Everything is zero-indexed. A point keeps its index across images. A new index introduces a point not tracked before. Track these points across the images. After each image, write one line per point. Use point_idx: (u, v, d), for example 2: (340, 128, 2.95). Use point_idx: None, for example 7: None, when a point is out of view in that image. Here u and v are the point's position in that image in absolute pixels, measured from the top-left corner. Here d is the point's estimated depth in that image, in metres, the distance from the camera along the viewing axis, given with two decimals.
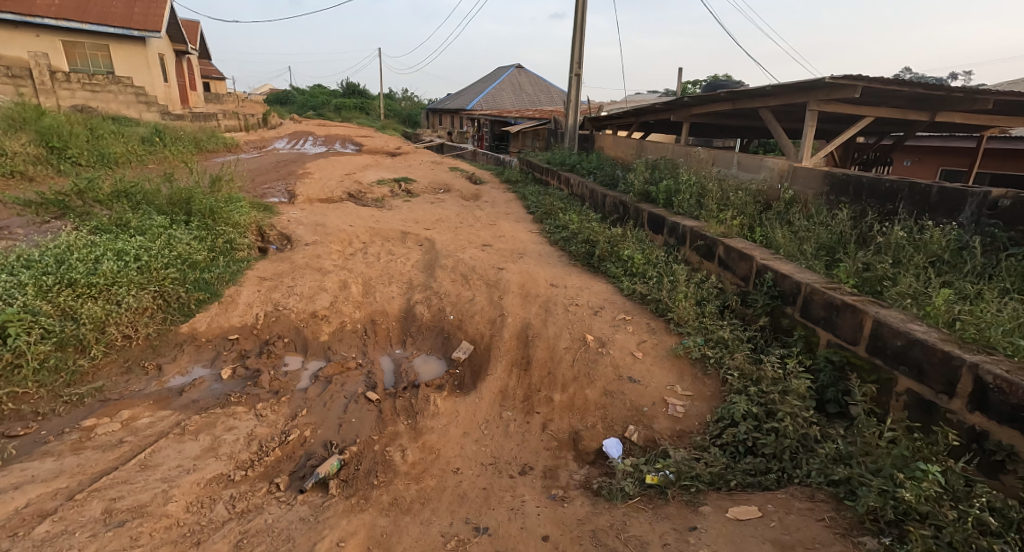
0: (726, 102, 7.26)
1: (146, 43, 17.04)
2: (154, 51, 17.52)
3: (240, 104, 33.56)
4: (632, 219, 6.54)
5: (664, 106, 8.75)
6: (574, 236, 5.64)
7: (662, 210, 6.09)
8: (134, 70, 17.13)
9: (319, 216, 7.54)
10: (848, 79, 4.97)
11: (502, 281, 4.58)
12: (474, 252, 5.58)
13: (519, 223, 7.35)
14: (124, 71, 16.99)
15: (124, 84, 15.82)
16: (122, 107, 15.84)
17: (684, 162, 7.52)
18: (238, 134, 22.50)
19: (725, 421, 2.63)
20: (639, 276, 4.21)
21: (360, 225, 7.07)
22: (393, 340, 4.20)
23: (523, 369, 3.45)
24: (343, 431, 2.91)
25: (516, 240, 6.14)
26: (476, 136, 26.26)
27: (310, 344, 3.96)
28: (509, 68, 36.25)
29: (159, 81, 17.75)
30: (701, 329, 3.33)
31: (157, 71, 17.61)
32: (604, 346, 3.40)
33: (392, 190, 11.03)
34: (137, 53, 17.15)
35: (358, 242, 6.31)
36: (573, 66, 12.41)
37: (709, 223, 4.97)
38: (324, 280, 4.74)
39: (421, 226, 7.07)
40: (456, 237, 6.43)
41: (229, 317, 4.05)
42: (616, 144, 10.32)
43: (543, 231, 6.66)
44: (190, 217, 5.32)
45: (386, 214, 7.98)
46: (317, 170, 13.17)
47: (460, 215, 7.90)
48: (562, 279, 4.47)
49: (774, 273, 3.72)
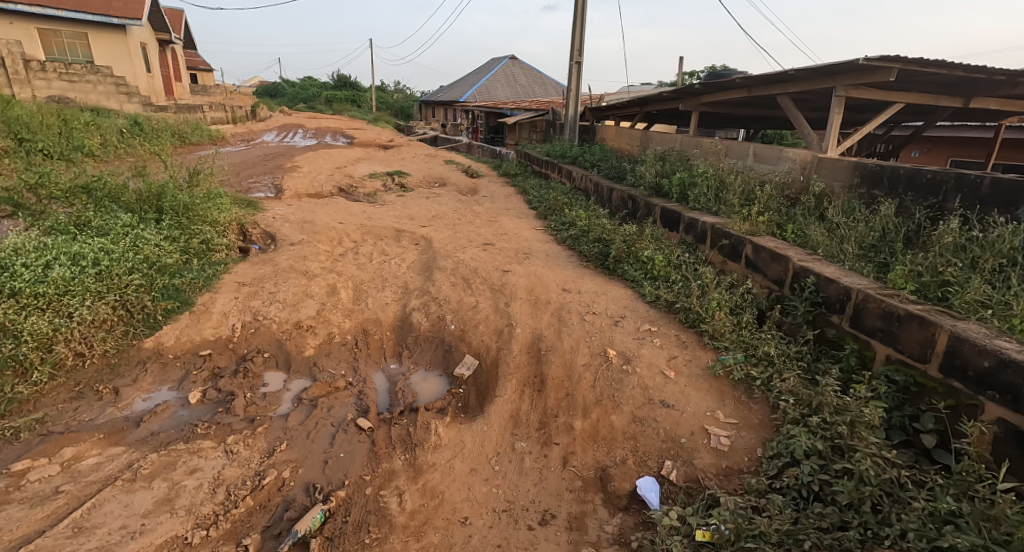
0: (740, 89, 6.82)
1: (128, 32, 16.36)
2: (136, 40, 16.86)
3: (228, 96, 32.69)
4: (644, 216, 6.13)
5: (671, 95, 8.31)
6: (584, 235, 5.22)
7: (677, 205, 5.69)
8: (114, 59, 16.42)
9: (307, 213, 7.05)
10: (884, 61, 4.52)
11: (508, 285, 4.15)
12: (475, 252, 5.15)
13: (521, 219, 6.90)
14: (104, 60, 16.29)
15: (104, 74, 15.14)
16: (101, 98, 15.17)
17: (695, 153, 7.10)
18: (225, 127, 21.80)
19: (782, 459, 2.22)
20: (661, 280, 3.80)
21: (351, 222, 6.60)
22: (387, 353, 3.77)
23: (537, 389, 3.03)
24: (329, 470, 2.47)
25: (519, 238, 5.72)
26: (471, 129, 25.71)
27: (293, 358, 3.50)
28: (502, 60, 35.64)
29: (141, 71, 17.08)
30: (740, 343, 2.91)
31: (138, 61, 16.97)
32: (629, 363, 2.98)
33: (386, 184, 10.55)
34: (117, 41, 16.43)
35: (349, 241, 5.84)
36: (573, 54, 11.91)
37: (732, 220, 4.56)
38: (310, 285, 4.28)
39: (416, 223, 6.61)
40: (455, 235, 6.00)
41: (200, 330, 3.57)
42: (620, 135, 9.88)
43: (548, 228, 6.24)
44: (162, 216, 4.81)
45: (380, 210, 7.50)
46: (307, 164, 12.63)
47: (458, 211, 7.45)
48: (575, 283, 4.05)
49: (816, 277, 3.30)
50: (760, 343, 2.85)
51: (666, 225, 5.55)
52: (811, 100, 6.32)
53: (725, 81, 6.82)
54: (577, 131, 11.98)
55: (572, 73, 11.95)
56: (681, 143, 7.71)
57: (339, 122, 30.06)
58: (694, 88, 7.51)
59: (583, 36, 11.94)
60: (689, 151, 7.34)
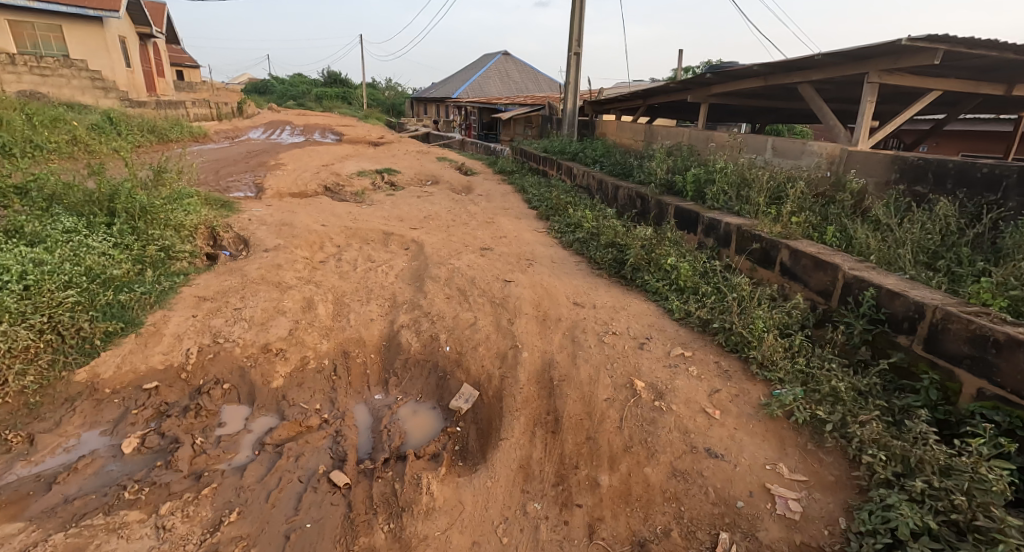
0: (756, 78, 6.33)
1: (105, 24, 15.71)
2: (114, 33, 16.22)
3: (214, 93, 31.90)
4: (657, 217, 5.64)
5: (678, 86, 7.82)
6: (593, 238, 4.71)
7: (693, 204, 5.22)
8: (90, 53, 15.71)
9: (287, 214, 6.48)
10: (930, 40, 4.00)
11: (512, 300, 3.63)
12: (471, 258, 4.64)
13: (521, 220, 6.38)
14: (80, 54, 15.58)
15: (78, 67, 14.46)
16: (76, 93, 14.46)
17: (706, 148, 6.62)
18: (210, 123, 21.07)
19: (878, 538, 1.70)
20: (689, 292, 3.30)
21: (334, 224, 6.03)
22: (372, 380, 3.25)
23: (551, 430, 2.51)
24: (291, 550, 1.94)
25: (520, 241, 5.22)
26: (464, 125, 25.14)
27: (258, 391, 2.94)
28: (495, 56, 35.06)
29: (120, 65, 16.42)
30: (798, 374, 2.40)
31: (117, 55, 16.40)
32: (662, 400, 2.47)
33: (375, 182, 10.00)
34: (94, 34, 15.74)
35: (331, 246, 5.28)
36: (571, 44, 11.39)
37: (761, 221, 4.09)
38: (283, 299, 3.72)
39: (406, 225, 6.07)
40: (449, 238, 5.47)
41: (146, 356, 2.99)
42: (622, 130, 9.38)
43: (550, 230, 5.74)
44: (114, 219, 4.22)
45: (367, 210, 6.94)
46: (292, 162, 12.01)
47: (453, 211, 6.92)
48: (588, 297, 3.53)
49: (877, 289, 2.79)
50: (824, 373, 2.34)
51: (684, 227, 5.06)
52: (834, 90, 5.85)
53: (740, 69, 6.31)
54: (576, 126, 11.46)
55: (571, 65, 11.42)
56: (690, 137, 7.22)
57: (329, 119, 29.37)
58: (704, 78, 7.01)
59: (582, 27, 11.42)
60: (699, 146, 6.86)
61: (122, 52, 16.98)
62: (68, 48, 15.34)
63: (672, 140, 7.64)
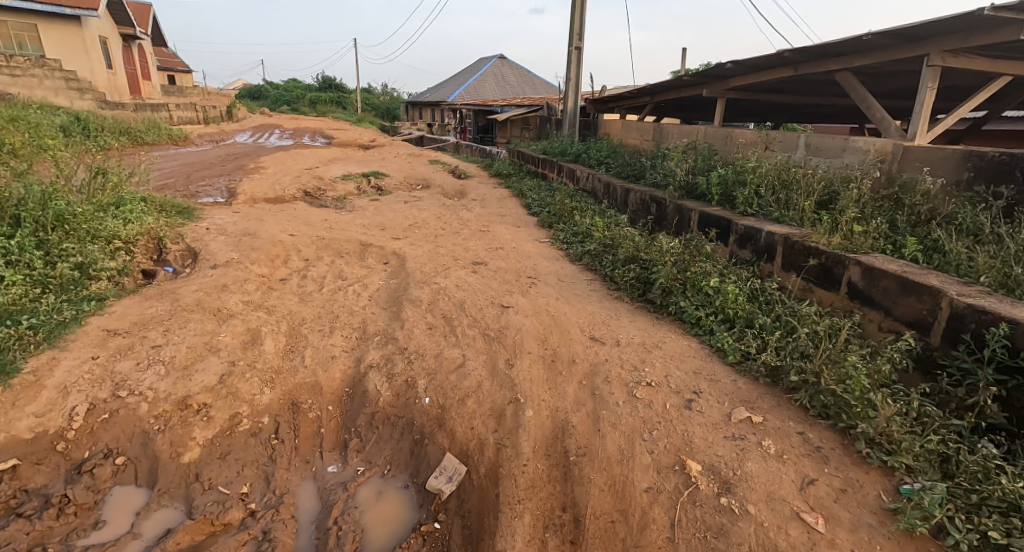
0: (786, 67, 5.66)
1: (83, 23, 15.03)
2: (93, 33, 15.53)
3: (204, 97, 31.21)
4: (679, 225, 4.95)
5: (693, 79, 7.16)
6: (607, 251, 3.98)
7: (723, 211, 4.52)
8: (68, 54, 15.02)
9: (253, 222, 5.70)
10: (1016, 11, 3.30)
11: (511, 332, 2.87)
12: (461, 274, 3.89)
13: (520, 228, 5.63)
14: (57, 54, 14.86)
15: (51, 67, 13.71)
16: (49, 94, 13.70)
17: (728, 147, 5.93)
18: (195, 127, 20.32)
19: None
20: (741, 325, 2.55)
21: (305, 234, 5.26)
22: (328, 443, 2.47)
23: (569, 540, 1.75)
24: None
25: (518, 253, 4.48)
26: (458, 129, 24.46)
27: (162, 468, 2.14)
28: (491, 59, 34.54)
29: (100, 66, 15.72)
30: (933, 460, 1.63)
31: (97, 56, 15.71)
32: (732, 497, 1.69)
33: (360, 187, 9.26)
34: (73, 35, 15.04)
35: (297, 261, 4.51)
36: (572, 39, 10.72)
37: (815, 232, 3.36)
38: (219, 332, 2.93)
39: (388, 235, 5.31)
40: (435, 250, 4.71)
41: (10, 420, 2.18)
42: (628, 129, 8.68)
43: (554, 239, 5.01)
44: (18, 231, 3.41)
45: (346, 217, 6.17)
46: (274, 165, 11.25)
47: (442, 218, 6.17)
48: (607, 330, 2.78)
49: (1012, 324, 2.02)
50: (977, 460, 1.57)
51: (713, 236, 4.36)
52: (876, 78, 5.15)
53: (766, 57, 5.64)
54: (577, 126, 10.79)
55: (572, 61, 10.76)
56: (706, 135, 6.52)
57: (320, 123, 28.67)
58: (724, 67, 6.35)
59: (583, 20, 10.76)
60: (717, 145, 6.17)
61: (102, 53, 16.27)
62: (44, 48, 14.60)
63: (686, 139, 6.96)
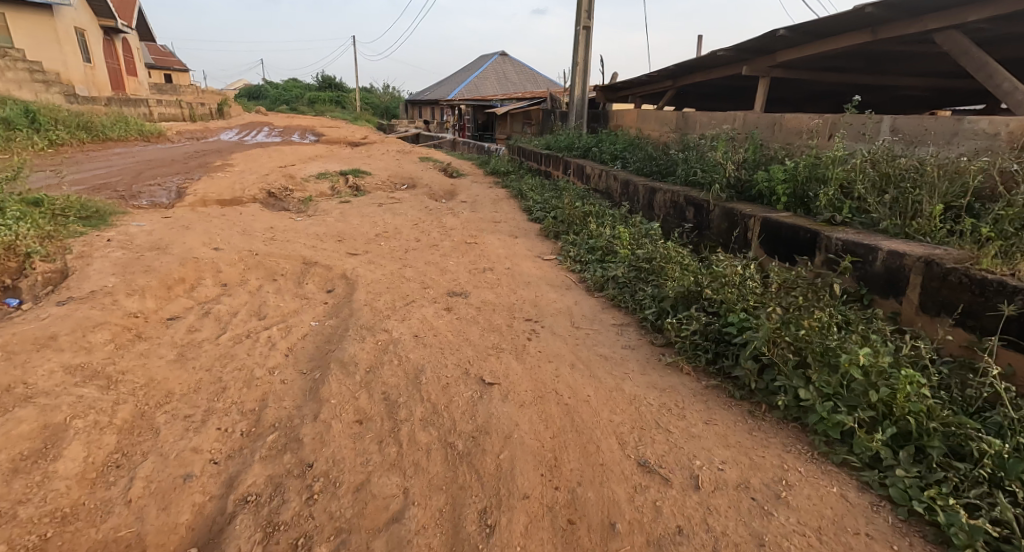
0: (861, 32, 4.53)
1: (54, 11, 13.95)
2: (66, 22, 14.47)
3: (195, 95, 30.17)
4: (731, 236, 3.78)
5: (732, 54, 6.05)
6: (644, 279, 2.77)
7: (800, 219, 3.32)
8: (39, 45, 13.97)
9: (175, 231, 4.48)
10: None
11: (493, 443, 1.60)
12: (428, 313, 2.68)
13: (516, 239, 4.41)
14: (27, 45, 13.74)
15: (13, 57, 12.59)
16: (10, 86, 12.52)
17: (780, 133, 4.71)
18: (179, 124, 19.21)
19: None
20: (943, 455, 1.31)
21: (235, 247, 4.04)
22: None
23: None
24: None
25: (511, 277, 3.26)
26: (457, 126, 23.28)
27: None
28: (492, 56, 33.40)
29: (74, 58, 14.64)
30: None
31: (70, 48, 14.65)
32: None
33: (336, 187, 8.06)
34: (43, 24, 13.91)
35: (207, 290, 3.30)
36: (580, 16, 9.47)
37: (986, 255, 2.11)
38: None
39: (343, 248, 4.08)
40: (400, 271, 3.48)
41: None
42: (646, 118, 7.49)
43: (564, 253, 3.81)
44: None
45: (300, 225, 4.95)
46: (244, 164, 10.05)
47: (420, 225, 4.94)
48: (669, 445, 1.52)
49: None
50: None
51: (789, 254, 3.19)
52: (990, 39, 3.92)
53: (836, 20, 4.49)
54: (585, 117, 9.63)
55: (581, 42, 9.52)
56: (745, 120, 5.28)
57: (314, 121, 27.53)
58: (776, 36, 5.18)
59: None
60: (762, 133, 4.93)
61: (77, 44, 15.15)
62: (12, 39, 13.43)
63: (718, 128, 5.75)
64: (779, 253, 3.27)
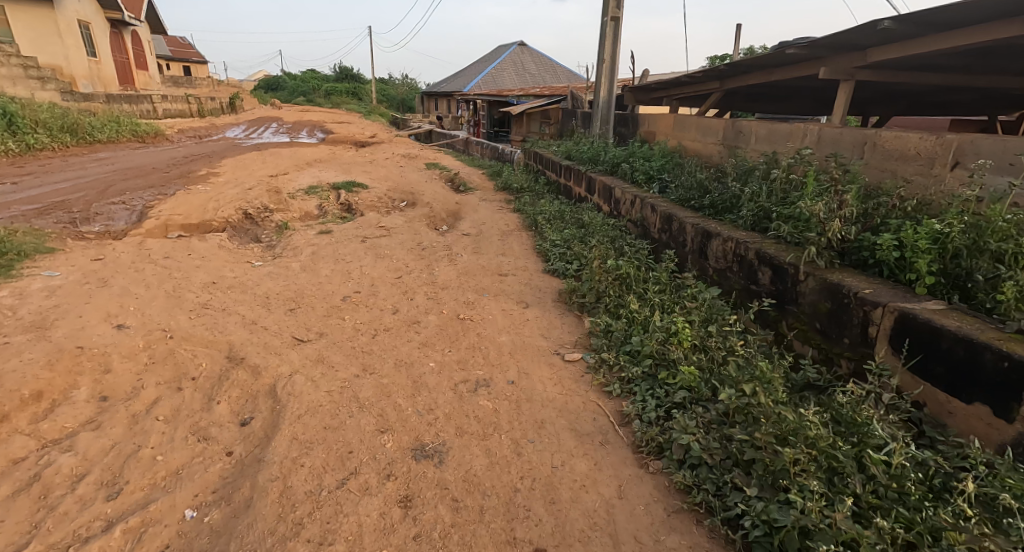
0: (1014, 22, 3.21)
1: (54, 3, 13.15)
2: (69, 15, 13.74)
3: (209, 88, 29.56)
4: (838, 323, 2.64)
5: (802, 52, 4.77)
6: (737, 460, 1.65)
7: (968, 321, 2.13)
8: (40, 39, 13.24)
9: (88, 290, 3.47)
10: None
11: None
12: (369, 516, 1.59)
13: (526, 308, 3.31)
14: (26, 39, 13.00)
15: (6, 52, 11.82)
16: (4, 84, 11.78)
17: (878, 163, 3.48)
18: (184, 121, 18.46)
19: None
20: None
21: (147, 323, 3.01)
22: None
23: None
24: None
25: (514, 410, 2.16)
26: (472, 121, 22.10)
27: None
28: (510, 46, 31.98)
29: (75, 53, 13.88)
30: None
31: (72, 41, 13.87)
32: None
33: (325, 205, 7.04)
34: (44, 16, 13.15)
35: (68, 412, 2.25)
36: (608, 4, 8.17)
37: None
38: None
39: (292, 326, 3.03)
40: (352, 384, 2.38)
41: None
42: (685, 127, 6.25)
43: (593, 344, 2.71)
44: None
45: (254, 277, 3.91)
46: (233, 172, 9.10)
47: (404, 280, 3.84)
48: None
49: None
50: None
51: (953, 383, 2.03)
52: None
53: (975, 9, 3.19)
54: (611, 122, 8.41)
55: (608, 36, 8.26)
56: (820, 136, 4.03)
57: (325, 116, 26.68)
58: (875, 29, 3.88)
59: None
60: (845, 156, 3.73)
61: (80, 38, 14.40)
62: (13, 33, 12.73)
63: (781, 146, 4.53)
64: (934, 374, 2.09)
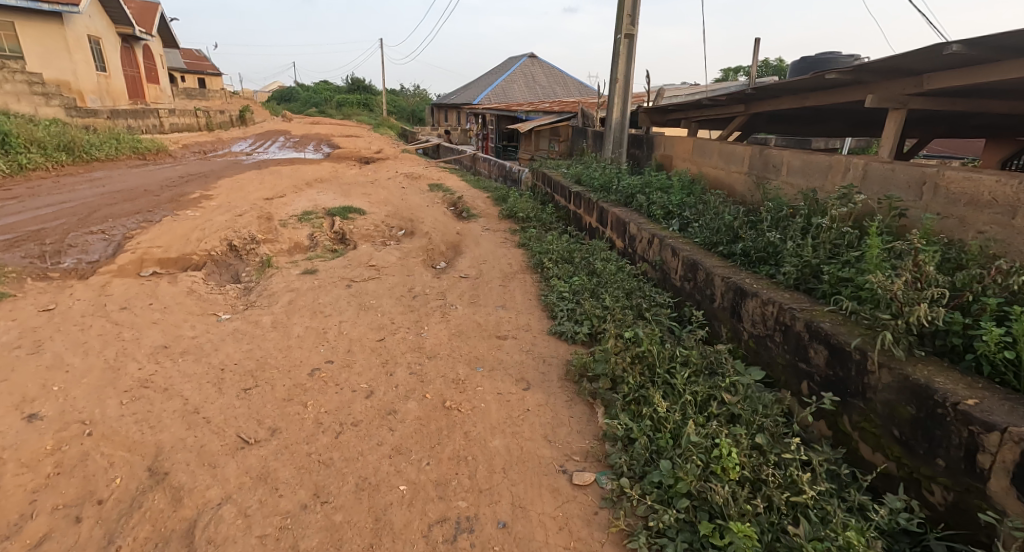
0: None
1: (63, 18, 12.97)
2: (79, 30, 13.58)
3: (221, 100, 29.62)
4: (929, 438, 1.94)
5: (847, 76, 4.15)
6: None
7: None
8: (49, 55, 13.06)
9: (15, 358, 2.96)
10: None
11: None
12: None
13: (528, 392, 2.75)
14: (35, 55, 12.83)
15: (12, 68, 11.60)
16: (7, 100, 11.56)
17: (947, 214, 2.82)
18: (191, 135, 18.29)
19: None
20: None
21: (68, 410, 2.49)
22: None
23: None
24: None
25: None
26: (480, 135, 21.73)
27: None
28: (521, 59, 31.71)
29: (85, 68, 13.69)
30: None
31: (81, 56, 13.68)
32: None
33: (317, 234, 6.56)
34: (53, 32, 12.98)
35: None
36: (623, 20, 7.65)
37: None
38: None
39: (242, 417, 2.49)
40: (296, 524, 1.83)
41: None
42: (706, 153, 5.66)
43: (611, 460, 2.13)
44: None
45: (215, 337, 3.39)
46: (227, 195, 8.68)
47: (387, 344, 3.30)
48: None
49: None
50: None
51: None
52: None
53: None
54: (624, 145, 7.87)
55: (622, 53, 7.73)
56: (866, 172, 3.36)
57: (333, 128, 26.49)
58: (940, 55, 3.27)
59: None
60: (901, 200, 3.06)
61: (89, 52, 14.25)
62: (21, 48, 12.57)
63: (819, 182, 3.90)
64: None
